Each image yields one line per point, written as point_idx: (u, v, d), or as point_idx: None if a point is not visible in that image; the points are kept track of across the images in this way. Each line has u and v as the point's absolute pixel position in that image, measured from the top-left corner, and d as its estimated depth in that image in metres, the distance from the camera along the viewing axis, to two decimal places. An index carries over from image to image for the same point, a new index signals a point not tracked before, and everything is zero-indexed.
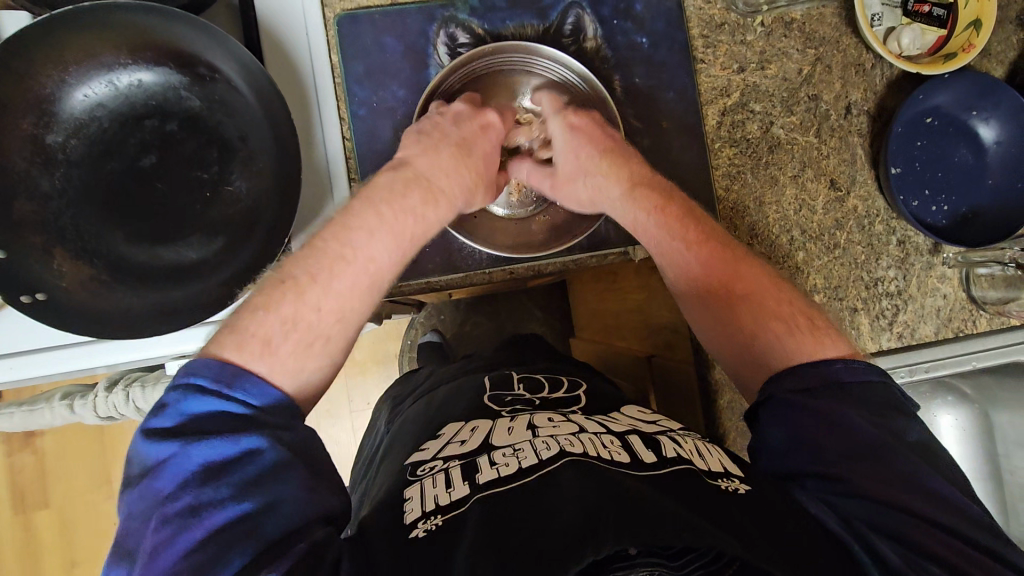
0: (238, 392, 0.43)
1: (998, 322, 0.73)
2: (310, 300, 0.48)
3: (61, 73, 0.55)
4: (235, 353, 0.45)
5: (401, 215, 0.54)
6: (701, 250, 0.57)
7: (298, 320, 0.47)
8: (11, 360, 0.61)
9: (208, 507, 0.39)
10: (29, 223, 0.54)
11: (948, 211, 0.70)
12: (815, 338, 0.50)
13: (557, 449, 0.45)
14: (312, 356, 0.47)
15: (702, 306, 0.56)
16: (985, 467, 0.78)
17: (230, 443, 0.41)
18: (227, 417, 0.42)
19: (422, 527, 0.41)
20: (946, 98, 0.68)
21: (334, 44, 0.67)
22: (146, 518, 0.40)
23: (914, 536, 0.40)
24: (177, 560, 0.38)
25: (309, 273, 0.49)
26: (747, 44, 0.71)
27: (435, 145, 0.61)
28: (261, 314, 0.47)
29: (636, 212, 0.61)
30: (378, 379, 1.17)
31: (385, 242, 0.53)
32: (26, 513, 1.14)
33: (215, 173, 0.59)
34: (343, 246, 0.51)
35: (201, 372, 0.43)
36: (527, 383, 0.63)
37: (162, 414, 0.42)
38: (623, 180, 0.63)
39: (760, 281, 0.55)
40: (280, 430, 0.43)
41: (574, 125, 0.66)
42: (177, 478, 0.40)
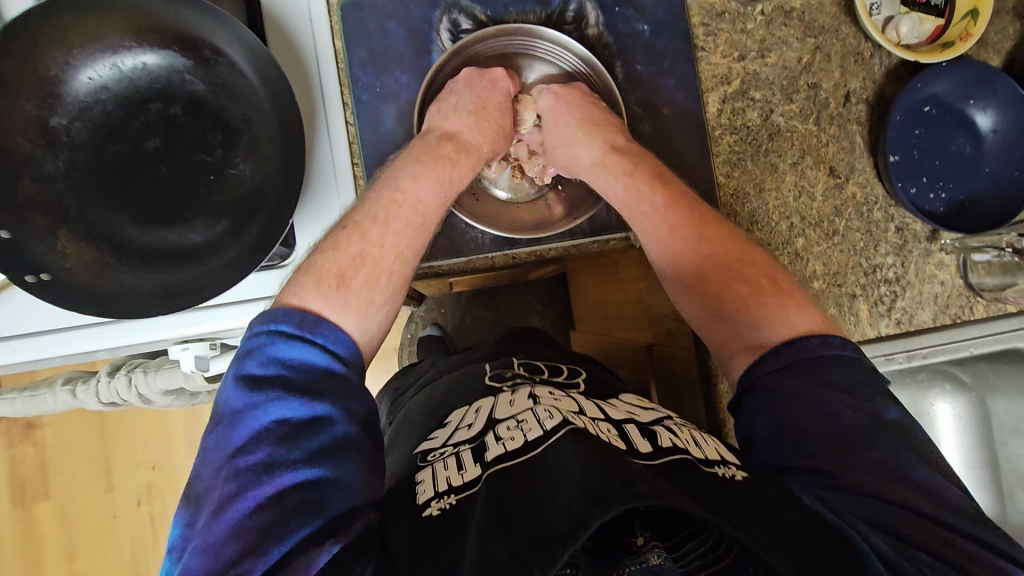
0: (319, 339, 0.46)
1: (995, 308, 0.74)
2: (373, 238, 0.54)
3: (65, 55, 0.55)
4: (317, 302, 0.48)
5: (438, 162, 0.61)
6: (667, 213, 0.59)
7: (365, 257, 0.53)
8: (15, 342, 0.61)
9: (280, 468, 0.41)
10: (33, 205, 0.55)
11: (946, 198, 0.71)
12: (776, 303, 0.52)
13: (561, 417, 0.46)
14: (378, 290, 0.52)
15: (670, 266, 0.58)
16: (984, 455, 0.79)
17: (306, 405, 0.43)
18: (313, 368, 0.45)
19: (435, 507, 0.42)
20: (945, 86, 0.69)
21: (338, 30, 0.68)
22: (217, 469, 0.41)
23: (911, 510, 0.41)
24: (244, 517, 0.39)
25: (367, 218, 0.55)
26: (747, 32, 0.72)
27: (453, 109, 0.66)
28: (331, 253, 0.52)
29: (609, 176, 0.64)
30: (379, 370, 1.18)
31: (428, 185, 0.59)
32: (26, 505, 1.14)
33: (219, 157, 0.60)
34: (393, 192, 0.57)
35: (286, 321, 0.46)
36: (528, 366, 0.64)
37: (250, 358, 0.45)
38: (597, 144, 0.65)
39: (727, 244, 0.57)
40: (350, 398, 0.45)
41: (558, 96, 0.70)
42: (256, 429, 0.42)
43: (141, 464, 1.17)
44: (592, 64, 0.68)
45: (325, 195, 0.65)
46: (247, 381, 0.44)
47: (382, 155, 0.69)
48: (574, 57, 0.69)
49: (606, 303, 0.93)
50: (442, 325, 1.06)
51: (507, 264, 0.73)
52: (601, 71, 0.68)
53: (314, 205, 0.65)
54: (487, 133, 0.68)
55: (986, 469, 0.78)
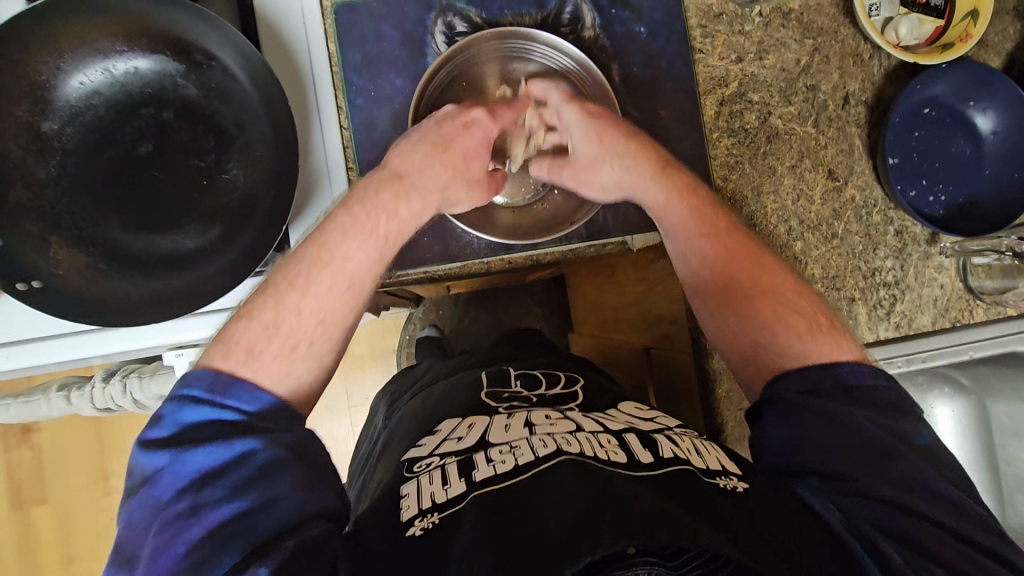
0: (230, 399, 0.45)
1: (995, 311, 0.73)
2: (289, 304, 0.50)
3: (57, 60, 0.54)
4: (232, 363, 0.47)
5: (375, 216, 0.56)
6: (726, 240, 0.58)
7: (278, 324, 0.49)
8: (7, 349, 0.61)
9: (203, 508, 0.40)
10: (24, 211, 0.54)
11: (946, 201, 0.70)
12: (827, 338, 0.50)
13: (554, 446, 0.45)
14: (296, 361, 0.49)
15: (716, 292, 0.56)
16: (983, 458, 0.78)
17: (224, 448, 0.42)
18: (224, 421, 0.44)
19: (419, 525, 0.42)
20: (944, 87, 0.68)
21: (332, 33, 0.67)
22: (146, 525, 0.41)
23: (908, 519, 0.41)
24: (177, 561, 0.39)
25: (287, 279, 0.51)
26: (745, 34, 0.71)
27: (409, 146, 0.61)
28: (243, 323, 0.49)
29: (660, 196, 0.62)
30: (376, 373, 1.18)
31: (360, 242, 0.54)
32: (24, 508, 1.14)
33: (212, 162, 0.59)
34: (320, 250, 0.53)
35: (194, 383, 0.45)
36: (524, 379, 0.63)
37: (157, 423, 0.44)
38: (650, 163, 0.63)
39: (778, 276, 0.55)
40: (275, 433, 0.44)
41: (592, 114, 0.64)
42: (176, 483, 0.41)
43: None
44: (587, 67, 0.66)
45: (319, 200, 0.65)
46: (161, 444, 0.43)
47: (376, 159, 0.68)
48: (568, 61, 0.67)
49: (604, 306, 0.93)
50: (439, 327, 1.06)
51: (503, 268, 0.73)
52: (597, 74, 0.66)
53: (309, 210, 0.64)
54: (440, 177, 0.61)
55: (985, 473, 0.78)
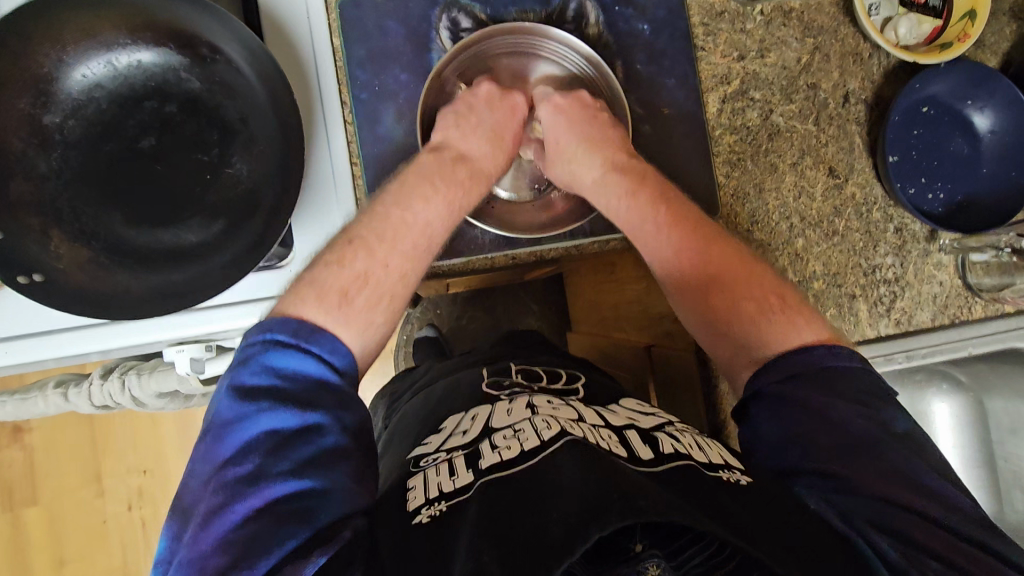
0: (314, 348, 0.46)
1: (994, 309, 0.74)
2: (378, 257, 0.54)
3: (59, 52, 0.54)
4: (318, 314, 0.48)
5: (452, 187, 0.61)
6: (673, 234, 0.59)
7: (367, 275, 0.53)
8: (4, 344, 0.60)
9: (267, 479, 0.40)
10: (25, 205, 0.54)
11: (945, 199, 0.71)
12: (787, 321, 0.52)
13: (558, 428, 0.45)
14: (380, 311, 0.52)
15: (676, 289, 0.58)
16: (981, 454, 0.79)
17: (296, 415, 0.43)
18: (305, 380, 0.45)
19: (425, 514, 0.42)
20: (942, 87, 0.69)
21: (336, 28, 0.67)
22: (205, 481, 0.41)
23: (915, 514, 0.41)
24: (231, 529, 0.39)
25: (374, 234, 0.55)
26: (747, 32, 0.72)
27: (473, 126, 0.66)
28: (335, 268, 0.52)
29: (609, 197, 0.64)
30: (373, 373, 1.17)
31: (438, 208, 0.59)
32: (15, 511, 1.13)
33: (215, 155, 0.59)
34: (403, 212, 0.57)
35: (281, 330, 0.46)
36: (525, 374, 0.63)
37: (244, 367, 0.45)
38: (599, 165, 0.65)
39: (734, 263, 0.57)
40: (344, 410, 0.45)
41: (559, 109, 0.69)
42: (245, 441, 0.42)
43: (133, 469, 1.15)
44: (597, 63, 0.67)
45: (323, 194, 0.64)
46: (237, 391, 0.44)
47: (381, 156, 0.68)
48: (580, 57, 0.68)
49: (605, 305, 0.94)
50: (437, 327, 1.06)
51: (507, 265, 0.71)
52: (606, 71, 0.67)
53: (312, 207, 0.64)
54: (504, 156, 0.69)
55: (982, 470, 0.79)
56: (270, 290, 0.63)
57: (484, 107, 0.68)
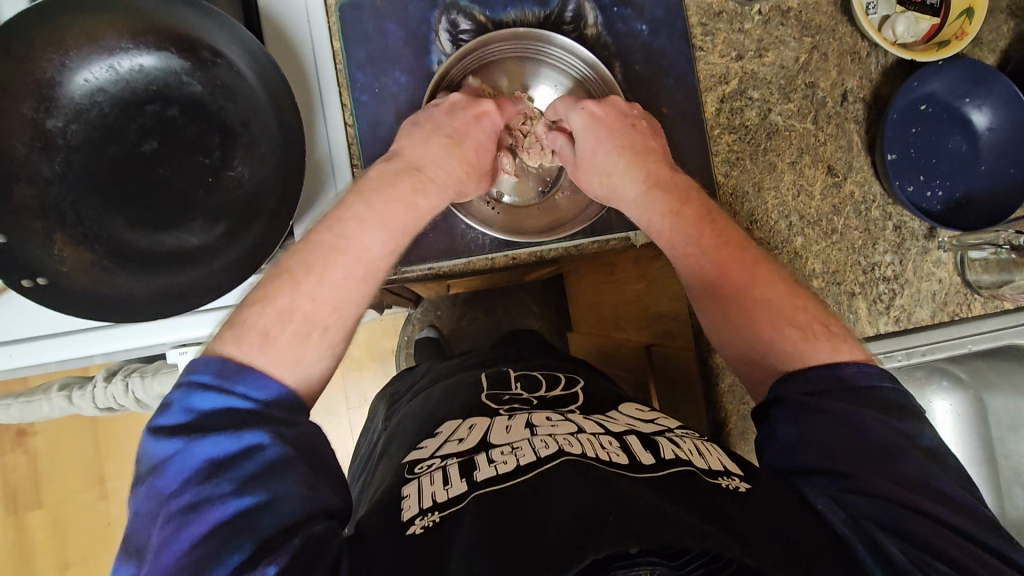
0: (239, 386, 0.44)
1: (992, 305, 0.75)
2: (305, 291, 0.50)
3: (61, 57, 0.54)
4: (243, 352, 0.46)
5: (390, 205, 0.56)
6: (719, 255, 0.56)
7: (295, 311, 0.49)
8: (8, 348, 0.60)
9: (208, 503, 0.40)
10: (29, 209, 0.54)
11: (943, 196, 0.71)
12: (832, 348, 0.50)
13: (556, 446, 0.45)
14: (312, 344, 0.49)
15: (715, 314, 0.55)
16: (982, 451, 0.79)
17: (231, 440, 0.42)
18: (228, 412, 0.43)
19: (418, 524, 0.42)
20: (940, 85, 0.69)
21: (336, 31, 0.67)
22: (153, 516, 0.40)
23: (914, 510, 0.41)
24: (179, 556, 0.38)
25: (303, 265, 0.51)
26: (745, 32, 0.72)
27: (427, 136, 0.62)
28: (257, 307, 0.49)
29: (654, 213, 0.61)
30: (375, 374, 1.17)
31: (377, 234, 0.54)
32: (19, 513, 1.13)
33: (217, 158, 0.59)
34: (335, 237, 0.52)
35: (203, 370, 0.44)
36: (524, 381, 0.63)
37: (165, 413, 0.43)
38: (641, 179, 0.63)
39: (779, 287, 0.54)
40: (281, 427, 0.44)
41: (596, 117, 0.66)
42: (182, 474, 0.41)
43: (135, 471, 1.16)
44: (599, 70, 0.68)
45: (324, 196, 0.65)
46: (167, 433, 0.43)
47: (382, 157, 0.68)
48: (583, 65, 0.69)
49: (604, 305, 0.94)
50: (438, 328, 1.06)
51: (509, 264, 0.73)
52: (607, 77, 0.68)
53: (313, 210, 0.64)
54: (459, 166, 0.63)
55: (982, 467, 0.79)
56: None
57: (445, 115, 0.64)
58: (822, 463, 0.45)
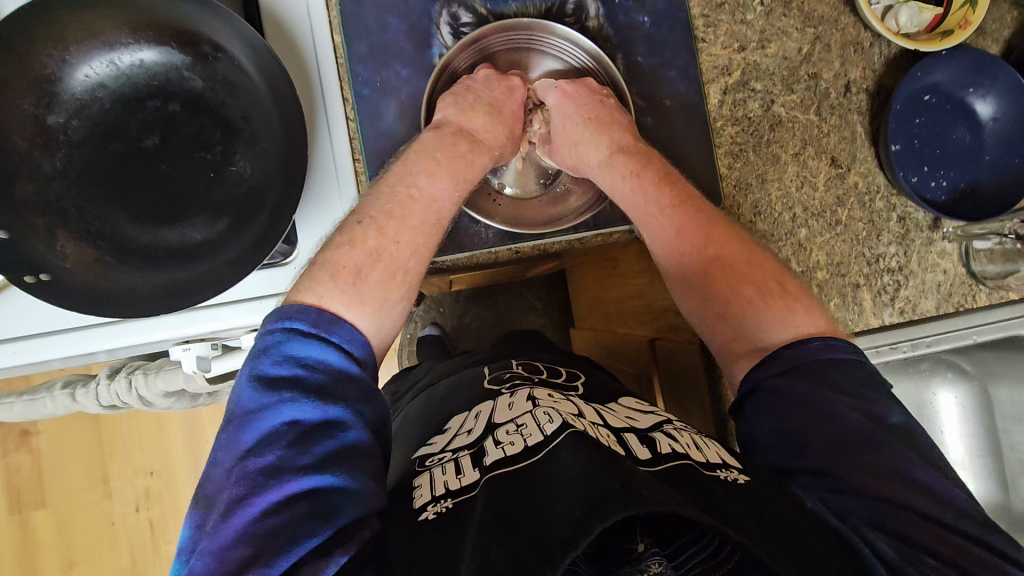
0: (334, 337, 0.47)
1: (998, 296, 0.74)
2: (388, 234, 0.56)
3: (61, 52, 0.54)
4: (337, 298, 0.50)
5: (454, 160, 0.63)
6: (675, 215, 0.60)
7: (380, 252, 0.54)
8: (10, 345, 0.60)
9: (288, 473, 0.41)
10: (31, 205, 0.54)
11: (948, 186, 0.71)
12: (785, 305, 0.53)
13: (561, 421, 0.45)
14: (394, 286, 0.54)
15: (680, 277, 0.59)
16: (987, 443, 0.79)
17: (320, 407, 0.44)
18: (327, 369, 0.46)
19: (432, 510, 0.42)
20: (944, 74, 0.69)
21: (337, 25, 0.67)
22: (228, 470, 0.41)
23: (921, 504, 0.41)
24: (250, 522, 0.39)
25: (383, 213, 0.57)
26: (747, 23, 0.72)
27: (470, 103, 0.67)
28: (347, 248, 0.53)
29: (615, 177, 0.64)
30: (377, 372, 1.17)
31: (444, 182, 0.61)
32: (23, 513, 1.13)
33: (219, 153, 0.59)
34: (409, 187, 0.59)
35: (301, 319, 0.47)
36: (526, 368, 0.64)
37: (264, 355, 0.45)
38: (605, 146, 0.66)
39: (736, 249, 0.58)
40: (362, 403, 0.46)
41: (567, 94, 0.70)
42: (268, 429, 0.42)
43: (139, 470, 1.16)
44: (600, 58, 0.68)
45: (325, 191, 0.65)
46: (259, 380, 0.44)
47: (384, 151, 0.68)
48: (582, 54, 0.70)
49: (608, 301, 0.94)
50: (440, 324, 1.06)
51: (510, 258, 0.71)
52: (608, 65, 0.68)
53: (315, 206, 0.64)
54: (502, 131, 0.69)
55: (987, 458, 0.79)
56: (274, 288, 0.64)
57: (482, 86, 0.69)
58: (827, 456, 0.45)
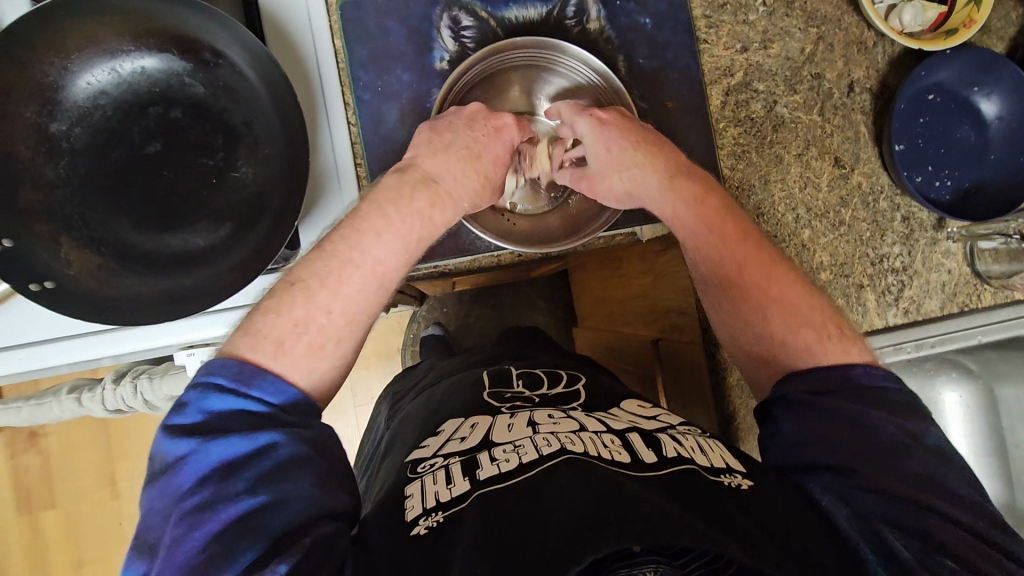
0: (255, 391, 0.45)
1: (1003, 296, 0.73)
2: (318, 301, 0.50)
3: (63, 60, 0.54)
4: (255, 355, 0.47)
5: (406, 217, 0.54)
6: (738, 247, 0.57)
7: (308, 322, 0.49)
8: (17, 352, 0.60)
9: (221, 502, 0.40)
10: (34, 213, 0.54)
11: (952, 186, 0.71)
12: (838, 345, 0.51)
13: (558, 445, 0.45)
14: (323, 357, 0.49)
15: (728, 305, 0.56)
16: (992, 443, 0.79)
17: (246, 440, 0.43)
18: (246, 417, 0.44)
19: (423, 524, 0.42)
20: (949, 73, 0.69)
21: (338, 29, 0.67)
22: (166, 514, 0.41)
23: (924, 508, 0.41)
24: (192, 555, 0.39)
25: (317, 276, 0.51)
26: (750, 23, 0.72)
27: (443, 146, 0.59)
28: (272, 316, 0.49)
29: (675, 201, 0.60)
30: (381, 373, 1.17)
31: (392, 243, 0.53)
32: (31, 515, 1.14)
33: (221, 160, 0.59)
34: (351, 250, 0.52)
35: (222, 372, 0.45)
36: (527, 379, 0.63)
37: (181, 412, 0.44)
38: (663, 168, 0.61)
39: (796, 288, 0.55)
40: (298, 428, 0.45)
41: (604, 123, 0.62)
42: (198, 471, 0.42)
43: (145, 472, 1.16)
44: (608, 78, 0.67)
45: (328, 200, 0.65)
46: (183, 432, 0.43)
47: (384, 156, 0.68)
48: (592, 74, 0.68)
49: (609, 301, 0.94)
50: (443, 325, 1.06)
51: (514, 262, 0.72)
52: (616, 87, 0.67)
53: (319, 211, 0.65)
54: (475, 181, 0.60)
55: (992, 458, 0.78)
56: None
57: (463, 125, 0.61)
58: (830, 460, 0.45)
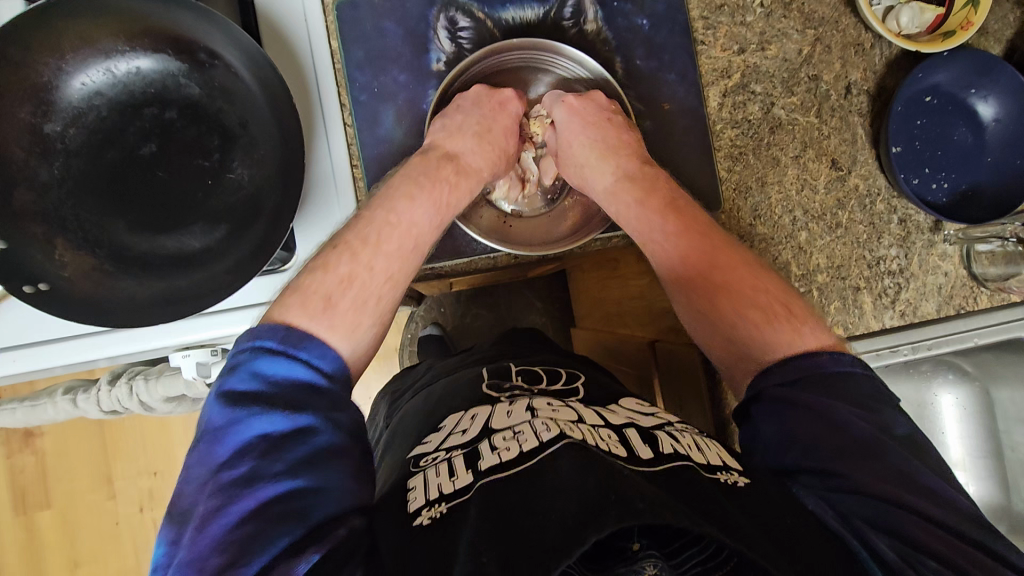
0: (302, 353, 0.46)
1: (999, 298, 0.73)
2: (363, 260, 0.54)
3: (58, 61, 0.54)
4: (300, 317, 0.48)
5: (437, 184, 0.62)
6: (682, 240, 0.59)
7: (353, 277, 0.53)
8: (11, 353, 0.60)
9: (261, 480, 0.41)
10: (28, 214, 0.54)
11: (949, 188, 0.71)
12: (791, 326, 0.51)
13: (558, 429, 0.45)
14: (365, 313, 0.52)
15: (684, 293, 0.58)
16: (988, 445, 0.79)
17: (288, 418, 0.43)
18: (296, 384, 0.45)
19: (426, 515, 0.42)
20: (946, 76, 0.69)
21: (334, 30, 0.67)
22: (200, 485, 0.41)
23: (920, 512, 0.41)
24: (226, 531, 0.39)
25: (359, 237, 0.55)
26: (747, 25, 0.71)
27: (458, 127, 0.66)
28: (320, 273, 0.52)
29: (617, 205, 0.65)
30: (379, 373, 1.17)
31: (426, 207, 0.59)
32: (27, 514, 1.14)
33: (217, 160, 0.59)
34: (388, 214, 0.57)
35: (270, 336, 0.46)
36: (524, 375, 0.63)
37: (234, 374, 0.44)
38: (609, 172, 0.66)
39: (745, 275, 0.56)
40: (335, 410, 0.45)
41: (572, 109, 0.69)
42: (239, 444, 0.42)
43: (142, 471, 1.16)
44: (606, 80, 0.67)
45: (325, 202, 0.65)
46: (228, 397, 0.44)
47: (382, 157, 0.68)
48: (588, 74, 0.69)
49: (608, 301, 0.94)
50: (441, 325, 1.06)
51: (511, 263, 0.72)
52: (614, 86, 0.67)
53: (314, 212, 0.64)
54: (489, 154, 0.69)
55: (987, 460, 0.79)
56: (273, 293, 0.64)
57: (473, 104, 0.68)
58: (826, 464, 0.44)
